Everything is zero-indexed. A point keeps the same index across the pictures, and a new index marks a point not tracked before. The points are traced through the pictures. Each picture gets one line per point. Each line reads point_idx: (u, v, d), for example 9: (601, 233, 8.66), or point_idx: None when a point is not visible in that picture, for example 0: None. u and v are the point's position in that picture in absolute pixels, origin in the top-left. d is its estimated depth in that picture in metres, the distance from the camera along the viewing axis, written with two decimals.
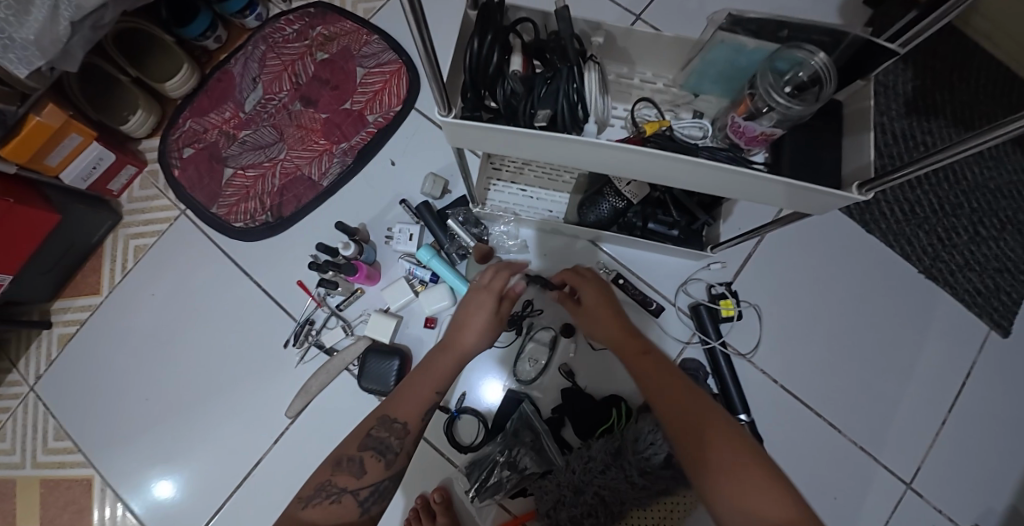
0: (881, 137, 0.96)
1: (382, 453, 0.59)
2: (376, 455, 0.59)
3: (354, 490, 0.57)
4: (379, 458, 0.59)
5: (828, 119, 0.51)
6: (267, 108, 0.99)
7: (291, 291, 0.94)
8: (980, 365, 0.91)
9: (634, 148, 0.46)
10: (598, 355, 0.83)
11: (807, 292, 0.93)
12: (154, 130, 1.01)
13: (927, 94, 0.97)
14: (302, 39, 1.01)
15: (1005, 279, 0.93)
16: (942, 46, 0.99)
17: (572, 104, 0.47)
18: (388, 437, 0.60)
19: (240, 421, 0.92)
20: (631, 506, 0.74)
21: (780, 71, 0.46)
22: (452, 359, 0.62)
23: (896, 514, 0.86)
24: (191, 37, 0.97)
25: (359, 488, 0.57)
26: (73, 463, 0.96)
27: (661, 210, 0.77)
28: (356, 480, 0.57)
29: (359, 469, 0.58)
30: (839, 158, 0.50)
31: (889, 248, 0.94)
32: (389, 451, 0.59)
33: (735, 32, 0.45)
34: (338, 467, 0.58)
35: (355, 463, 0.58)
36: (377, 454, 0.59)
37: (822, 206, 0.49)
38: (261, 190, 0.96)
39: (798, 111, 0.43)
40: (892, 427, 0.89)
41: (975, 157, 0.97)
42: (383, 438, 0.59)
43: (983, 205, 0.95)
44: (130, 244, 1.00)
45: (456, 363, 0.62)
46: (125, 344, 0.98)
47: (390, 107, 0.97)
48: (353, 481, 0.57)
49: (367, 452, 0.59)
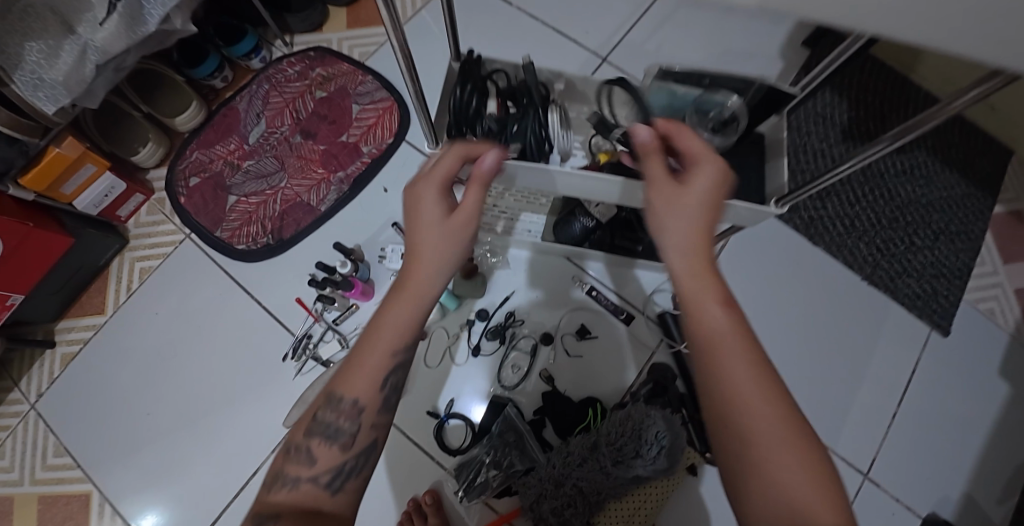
0: (820, 161, 1.08)
1: None
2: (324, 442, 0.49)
3: (310, 479, 0.48)
4: (329, 443, 0.50)
5: (753, 146, 0.61)
6: (270, 140, 1.08)
7: (290, 307, 1.01)
8: (921, 364, 1.01)
9: (592, 175, 0.56)
10: (574, 361, 0.92)
11: (761, 303, 1.03)
12: (162, 160, 1.09)
13: (860, 124, 1.10)
14: (302, 79, 1.11)
15: (941, 284, 1.04)
16: (872, 82, 1.13)
17: (539, 139, 0.58)
18: (334, 419, 0.50)
19: (240, 431, 0.97)
20: (607, 497, 0.80)
21: (707, 111, 0.57)
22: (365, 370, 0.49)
23: (856, 503, 0.94)
24: (200, 77, 1.07)
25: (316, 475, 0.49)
26: (72, 479, 0.99)
27: (627, 229, 0.87)
28: (308, 469, 0.49)
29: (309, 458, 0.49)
30: (762, 178, 0.61)
31: (834, 258, 1.05)
32: (339, 435, 0.50)
33: (666, 82, 0.57)
34: None
35: (304, 451, 0.50)
36: (327, 439, 0.50)
37: (749, 218, 0.60)
38: (263, 215, 1.04)
39: (720, 142, 0.55)
40: (850, 424, 0.98)
41: (907, 177, 1.09)
42: (331, 421, 0.50)
43: (917, 218, 1.08)
44: (136, 266, 1.06)
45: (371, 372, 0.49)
46: (128, 361, 1.03)
47: (383, 139, 1.06)
48: (304, 469, 0.49)
49: (314, 439, 0.50)
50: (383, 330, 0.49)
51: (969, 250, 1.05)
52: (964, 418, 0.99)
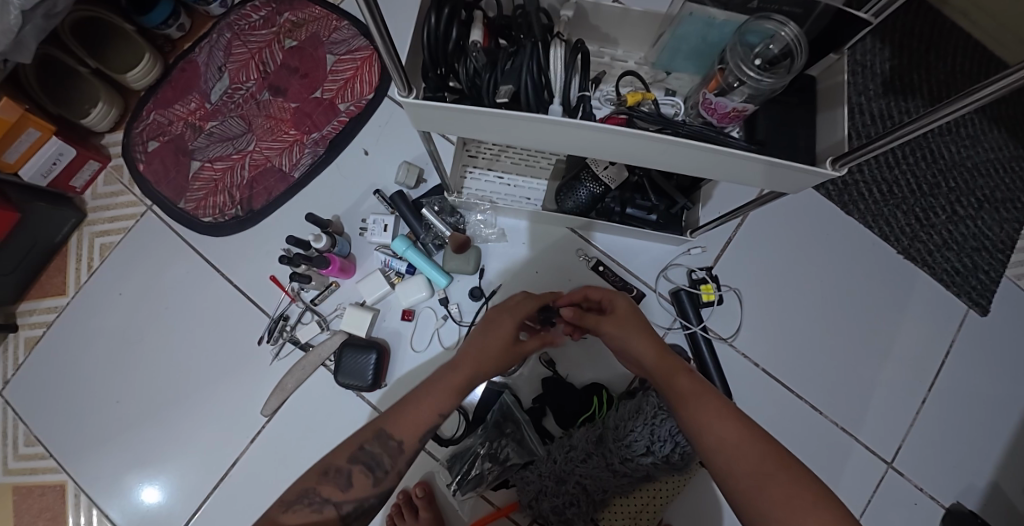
0: (858, 117, 0.95)
1: (372, 469, 0.51)
2: (365, 471, 0.51)
3: (337, 503, 0.50)
4: (367, 473, 0.51)
5: (801, 93, 0.50)
6: (234, 98, 0.96)
7: (264, 286, 0.91)
8: (957, 344, 0.91)
9: (607, 129, 0.44)
10: (578, 343, 0.83)
11: (786, 274, 0.93)
12: (116, 123, 0.98)
13: (903, 75, 0.96)
14: (269, 26, 0.98)
15: (983, 258, 0.93)
16: (917, 25, 0.98)
17: (537, 84, 0.45)
18: (380, 452, 0.52)
19: (216, 421, 0.89)
20: (613, 494, 0.72)
21: (751, 45, 0.44)
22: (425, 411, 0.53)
23: (879, 493, 0.86)
24: (152, 26, 0.94)
25: (343, 502, 0.50)
26: (44, 470, 0.92)
27: (640, 194, 0.76)
28: (341, 492, 0.51)
29: (345, 482, 0.51)
30: (814, 134, 0.49)
31: (868, 229, 0.94)
32: (380, 467, 0.51)
33: (703, 4, 0.44)
34: (324, 477, 0.51)
35: (341, 475, 0.51)
36: (367, 469, 0.51)
37: (790, 185, 0.49)
38: (230, 183, 0.93)
39: (768, 84, 0.42)
40: (877, 407, 0.89)
41: (952, 136, 0.96)
42: (375, 453, 0.52)
43: (959, 184, 0.95)
44: (96, 242, 0.96)
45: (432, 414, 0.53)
46: (95, 346, 0.94)
47: (362, 95, 0.94)
48: (337, 494, 0.50)
49: (356, 466, 0.51)
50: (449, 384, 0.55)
51: (1015, 220, 0.94)
52: (998, 402, 0.90)
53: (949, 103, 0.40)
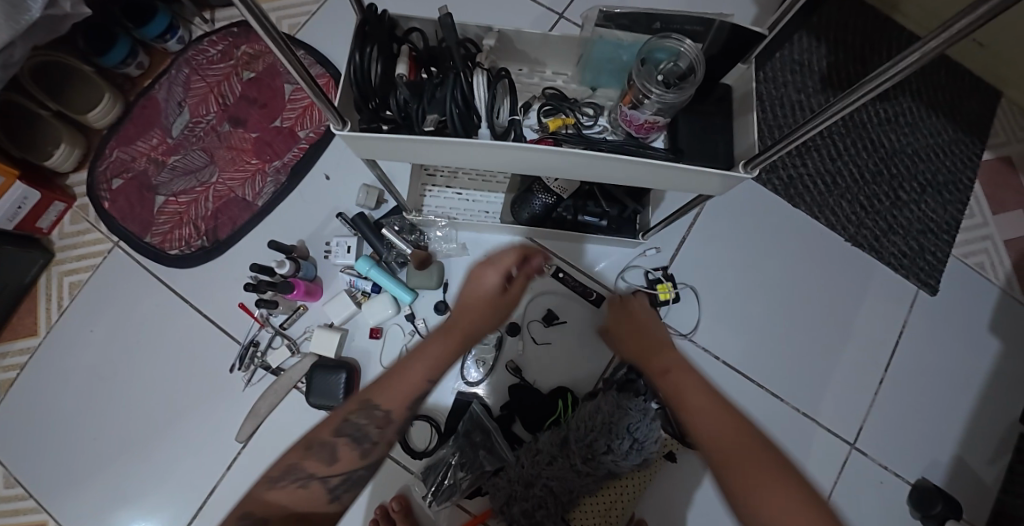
0: (799, 114, 0.99)
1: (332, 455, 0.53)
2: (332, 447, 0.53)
3: (322, 478, 0.52)
4: (353, 445, 0.53)
5: (720, 103, 0.54)
6: (195, 132, 0.98)
7: (234, 314, 0.93)
8: (910, 324, 0.95)
9: (535, 149, 0.47)
10: (543, 349, 0.86)
11: (742, 269, 0.96)
12: (80, 163, 0.99)
13: (840, 70, 1.01)
14: (226, 59, 1.00)
15: (929, 240, 0.97)
16: (853, 22, 1.02)
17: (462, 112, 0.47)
18: (365, 424, 0.53)
19: (193, 450, 0.90)
20: (580, 494, 0.73)
21: (659, 61, 0.49)
22: (409, 386, 0.54)
23: (844, 474, 0.89)
24: (112, 65, 0.96)
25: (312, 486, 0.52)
26: (25, 510, 0.92)
27: (591, 202, 0.80)
28: (326, 467, 0.52)
29: (331, 456, 0.52)
30: (730, 139, 0.53)
31: (816, 219, 0.98)
32: (364, 440, 0.53)
33: (610, 27, 0.49)
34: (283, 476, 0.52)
35: (327, 449, 0.53)
36: (353, 441, 0.53)
37: (714, 186, 0.52)
38: (194, 214, 0.95)
39: (673, 98, 0.46)
40: (838, 391, 0.92)
41: (891, 125, 1.01)
42: (361, 425, 0.53)
43: (901, 170, 1.00)
44: (65, 281, 0.97)
45: (418, 388, 0.54)
46: (68, 384, 0.95)
47: (320, 122, 0.96)
48: (323, 468, 0.52)
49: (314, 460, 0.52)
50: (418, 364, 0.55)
51: (957, 202, 0.98)
52: (955, 379, 0.93)
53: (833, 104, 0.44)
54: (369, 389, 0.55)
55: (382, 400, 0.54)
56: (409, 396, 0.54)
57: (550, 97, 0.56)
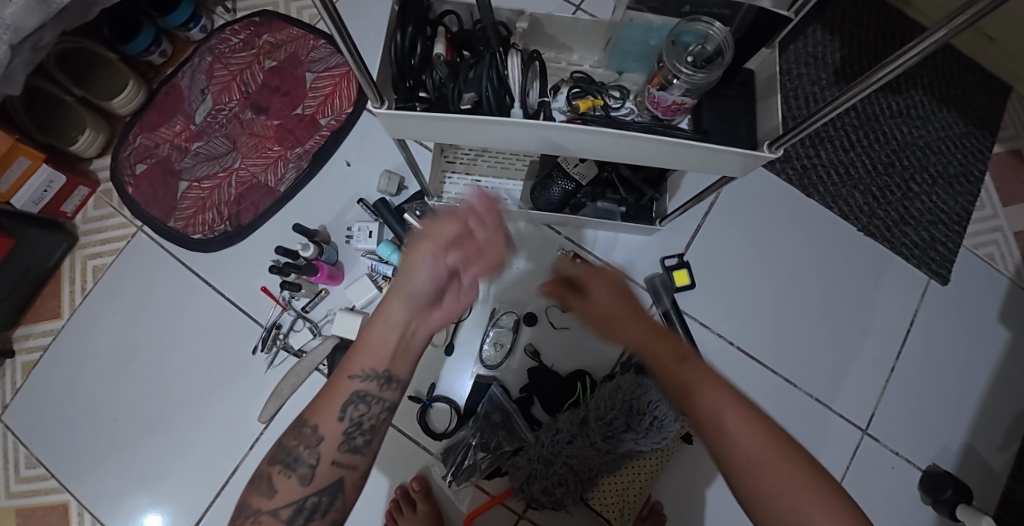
0: (813, 106, 1.00)
1: (290, 468, 0.50)
2: (285, 470, 0.50)
3: (271, 511, 0.49)
4: (289, 473, 0.50)
5: (742, 87, 0.55)
6: (218, 118, 0.99)
7: (256, 298, 0.94)
8: (921, 313, 0.96)
9: (569, 128, 0.48)
10: (561, 334, 0.88)
11: (755, 257, 0.97)
12: (103, 148, 1.01)
13: (854, 64, 1.02)
14: (248, 48, 1.02)
15: (940, 231, 0.98)
16: (866, 16, 1.04)
17: (498, 89, 0.49)
18: (296, 447, 0.51)
19: (215, 432, 0.91)
20: (600, 472, 0.77)
21: (688, 44, 0.50)
22: (390, 333, 0.52)
23: (856, 459, 0.91)
24: (135, 53, 0.97)
25: (277, 509, 0.49)
26: (48, 489, 0.93)
27: (609, 189, 0.81)
28: (269, 501, 0.50)
29: (270, 488, 0.50)
30: (753, 122, 0.55)
31: (828, 209, 0.99)
32: (300, 465, 0.50)
33: (641, 10, 0.50)
34: (252, 487, 0.52)
35: (267, 482, 0.51)
36: (287, 468, 0.50)
37: (739, 166, 0.53)
38: (217, 200, 0.96)
39: (701, 78, 0.47)
40: (850, 377, 0.94)
41: (904, 118, 1.02)
42: (293, 449, 0.51)
43: (913, 162, 1.01)
44: (89, 264, 0.99)
45: (395, 337, 0.52)
46: (92, 366, 0.96)
47: (342, 110, 0.98)
48: (266, 502, 0.50)
49: (276, 469, 0.51)
50: (376, 330, 0.52)
51: (968, 194, 1.00)
52: (965, 368, 0.95)
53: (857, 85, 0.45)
54: (347, 361, 0.53)
55: (356, 365, 0.52)
56: (382, 355, 0.52)
57: (579, 80, 0.58)
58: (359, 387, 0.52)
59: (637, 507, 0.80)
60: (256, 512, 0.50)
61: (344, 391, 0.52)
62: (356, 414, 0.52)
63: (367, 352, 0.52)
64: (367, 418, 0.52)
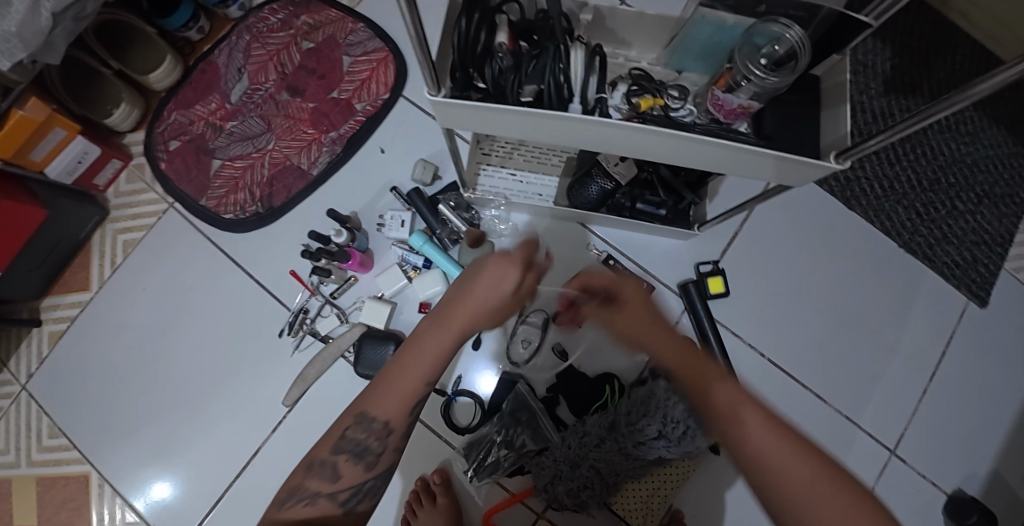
0: (860, 116, 0.98)
1: (356, 455, 0.51)
2: (351, 459, 0.51)
3: (330, 494, 0.51)
4: (356, 460, 0.51)
5: (806, 92, 0.54)
6: (253, 98, 0.98)
7: (284, 281, 0.94)
8: (958, 335, 0.94)
9: (634, 127, 0.47)
10: (590, 335, 0.86)
11: (790, 267, 0.95)
12: (138, 123, 1.00)
13: (904, 75, 0.99)
14: (286, 28, 1.01)
15: (982, 252, 0.95)
16: (918, 26, 1.00)
17: (558, 81, 0.48)
18: (365, 438, 0.51)
19: (237, 412, 0.91)
20: (626, 477, 0.76)
21: (759, 46, 0.49)
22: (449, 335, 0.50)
23: (882, 480, 0.89)
24: (174, 28, 0.97)
25: (337, 491, 0.51)
26: (69, 460, 0.93)
27: (649, 191, 0.78)
28: (330, 485, 0.51)
29: (332, 473, 0.51)
30: (817, 130, 0.53)
31: (869, 223, 0.97)
32: (367, 453, 0.51)
33: (715, 8, 0.48)
34: (310, 472, 0.52)
35: (328, 468, 0.52)
36: (354, 457, 0.51)
37: (798, 178, 0.52)
38: (250, 180, 0.96)
39: (774, 82, 0.47)
40: (881, 395, 0.92)
41: (952, 134, 0.99)
42: (356, 437, 0.52)
43: (959, 179, 0.98)
44: (119, 239, 0.99)
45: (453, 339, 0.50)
46: (118, 340, 0.96)
47: (378, 95, 0.97)
48: (327, 485, 0.51)
49: (341, 456, 0.51)
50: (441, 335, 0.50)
51: (1014, 215, 0.97)
52: (1000, 393, 0.92)
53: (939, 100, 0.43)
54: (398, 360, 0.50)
55: (415, 365, 0.50)
56: (438, 354, 0.50)
57: (638, 78, 0.57)
58: (425, 385, 0.51)
59: (661, 516, 0.79)
60: (312, 495, 0.51)
61: (404, 389, 0.50)
62: (427, 408, 0.52)
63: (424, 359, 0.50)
64: (431, 410, 0.53)
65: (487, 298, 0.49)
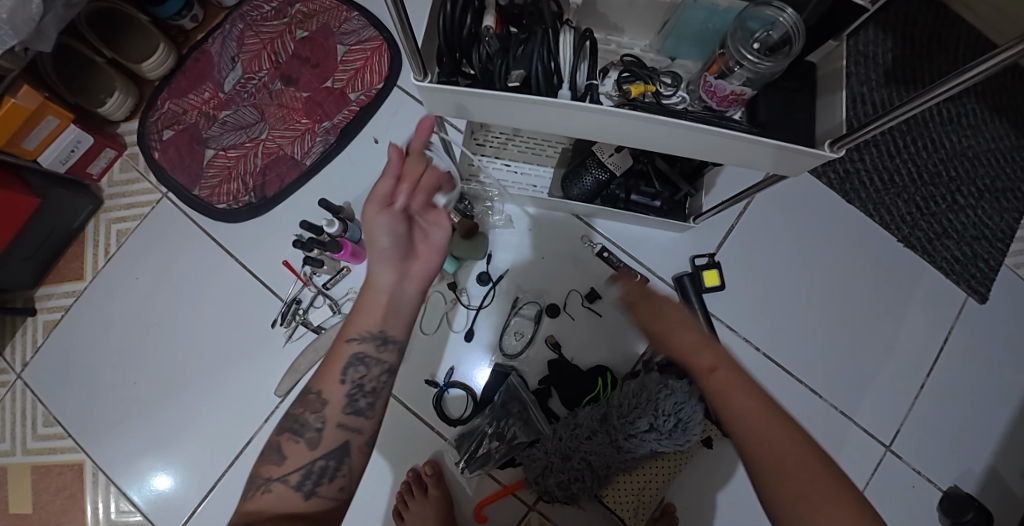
0: (860, 107, 0.96)
1: (299, 434, 0.53)
2: (293, 438, 0.53)
3: (280, 478, 0.51)
4: (298, 439, 0.53)
5: (802, 80, 0.52)
6: (247, 87, 0.98)
7: (277, 271, 0.94)
8: (956, 330, 0.93)
9: (623, 113, 0.46)
10: (582, 328, 0.86)
11: (786, 261, 0.94)
12: (131, 112, 1.00)
13: (906, 66, 0.98)
14: (280, 16, 1.00)
15: (983, 246, 0.94)
16: (921, 17, 0.99)
17: (547, 70, 0.47)
18: (302, 413, 0.55)
19: (230, 402, 0.91)
20: (618, 470, 0.75)
21: (753, 31, 0.48)
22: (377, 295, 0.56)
23: (877, 475, 0.88)
24: (167, 17, 0.96)
25: (286, 475, 0.52)
26: (64, 449, 0.94)
27: (644, 182, 0.77)
28: (278, 468, 0.52)
29: (279, 456, 0.53)
30: (812, 119, 0.52)
31: (869, 217, 0.95)
32: (306, 429, 0.54)
33: None
34: (262, 456, 0.53)
35: (276, 450, 0.53)
36: (295, 434, 0.53)
37: (794, 166, 0.51)
38: (243, 170, 0.95)
39: (768, 68, 0.46)
40: (877, 390, 0.91)
41: (954, 127, 0.98)
42: (300, 417, 0.55)
43: (961, 173, 0.97)
44: (112, 228, 0.98)
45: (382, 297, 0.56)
46: (112, 329, 0.96)
47: (372, 85, 0.96)
48: (275, 469, 0.52)
49: (284, 436, 0.54)
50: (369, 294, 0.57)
51: (1015, 210, 0.95)
52: (998, 389, 0.91)
53: (931, 88, 0.42)
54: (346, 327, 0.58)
55: (356, 328, 0.57)
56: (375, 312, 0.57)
57: (629, 64, 0.56)
58: (359, 348, 0.56)
59: (652, 509, 0.79)
60: (266, 481, 0.51)
61: (345, 354, 0.57)
62: (356, 376, 0.56)
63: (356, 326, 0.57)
64: (367, 381, 0.56)
65: (380, 282, 0.55)
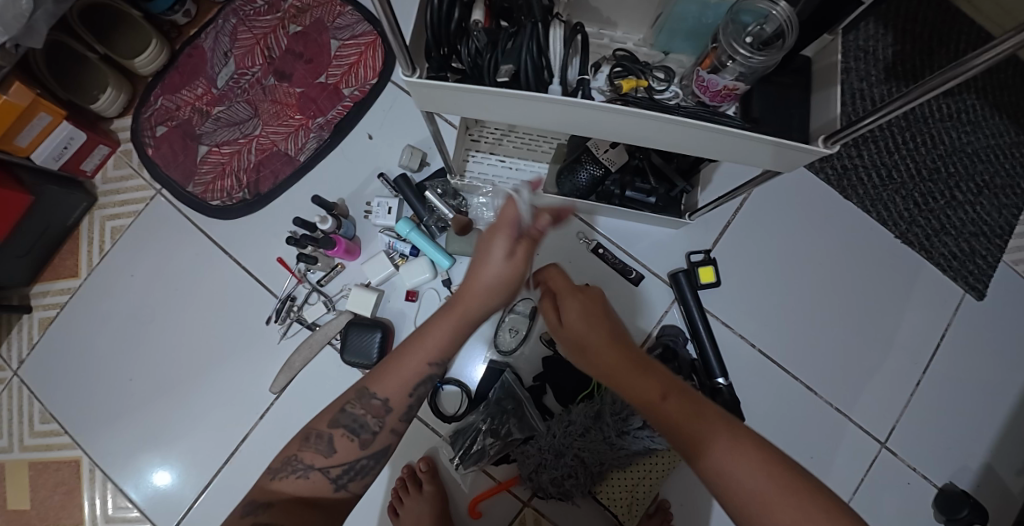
0: (859, 102, 0.96)
1: (354, 432, 0.52)
2: (348, 434, 0.52)
3: (322, 468, 0.51)
4: (352, 436, 0.52)
5: (797, 74, 0.52)
6: (240, 83, 0.97)
7: (272, 268, 0.93)
8: (954, 326, 0.92)
9: (615, 108, 0.46)
10: None
11: (785, 258, 0.94)
12: (125, 109, 0.99)
13: (905, 60, 0.97)
14: (273, 11, 0.99)
15: (981, 243, 0.94)
16: (921, 11, 0.98)
17: (537, 66, 0.47)
18: (363, 414, 0.52)
19: (225, 399, 0.91)
20: (610, 466, 0.76)
21: (745, 25, 0.48)
22: (463, 309, 0.51)
23: (872, 472, 0.88)
24: (159, 12, 0.95)
25: (330, 467, 0.51)
26: (61, 445, 0.94)
27: (639, 178, 0.76)
28: (325, 459, 0.51)
29: (328, 448, 0.51)
30: (807, 114, 0.51)
31: (867, 213, 0.95)
32: (363, 431, 0.52)
33: None
34: (305, 443, 0.52)
35: (325, 441, 0.52)
36: (350, 432, 0.52)
37: (789, 162, 0.50)
38: (237, 166, 0.95)
39: (759, 62, 0.45)
40: (873, 387, 0.91)
41: (953, 122, 0.97)
42: (358, 415, 0.52)
43: (960, 169, 0.96)
44: (107, 225, 0.98)
45: (472, 310, 0.51)
46: (107, 326, 0.96)
47: (366, 80, 0.95)
48: (321, 459, 0.51)
49: (338, 430, 0.52)
50: (462, 305, 0.51)
51: (1014, 206, 0.95)
52: (994, 386, 0.91)
53: (925, 83, 0.41)
54: (426, 334, 0.53)
55: (434, 338, 0.52)
56: (463, 325, 0.52)
57: (621, 59, 0.55)
58: (432, 362, 0.53)
59: (644, 506, 0.79)
60: (305, 467, 0.51)
61: (416, 367, 0.53)
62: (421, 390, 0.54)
63: (426, 344, 0.53)
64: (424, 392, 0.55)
65: (481, 289, 0.50)
